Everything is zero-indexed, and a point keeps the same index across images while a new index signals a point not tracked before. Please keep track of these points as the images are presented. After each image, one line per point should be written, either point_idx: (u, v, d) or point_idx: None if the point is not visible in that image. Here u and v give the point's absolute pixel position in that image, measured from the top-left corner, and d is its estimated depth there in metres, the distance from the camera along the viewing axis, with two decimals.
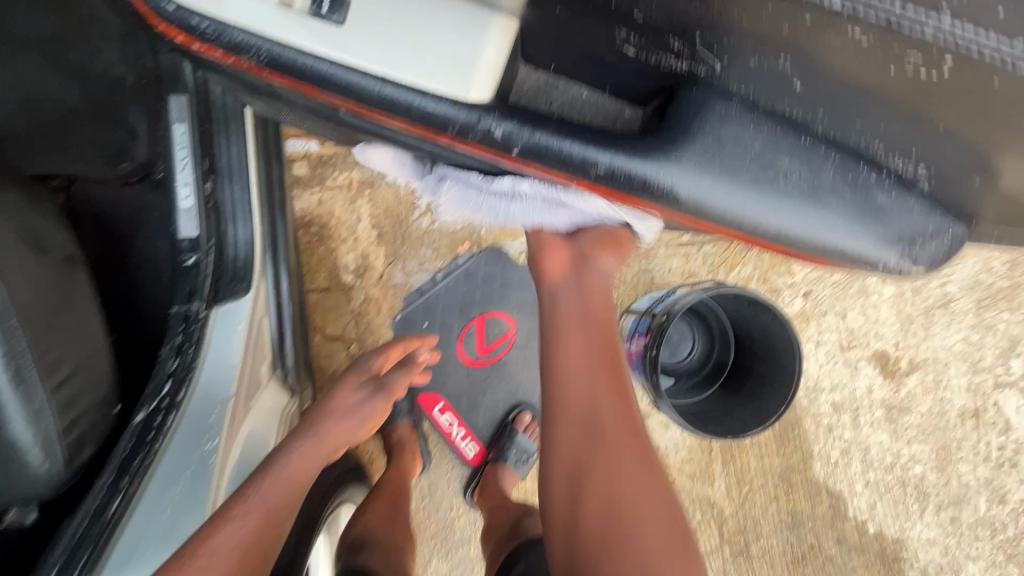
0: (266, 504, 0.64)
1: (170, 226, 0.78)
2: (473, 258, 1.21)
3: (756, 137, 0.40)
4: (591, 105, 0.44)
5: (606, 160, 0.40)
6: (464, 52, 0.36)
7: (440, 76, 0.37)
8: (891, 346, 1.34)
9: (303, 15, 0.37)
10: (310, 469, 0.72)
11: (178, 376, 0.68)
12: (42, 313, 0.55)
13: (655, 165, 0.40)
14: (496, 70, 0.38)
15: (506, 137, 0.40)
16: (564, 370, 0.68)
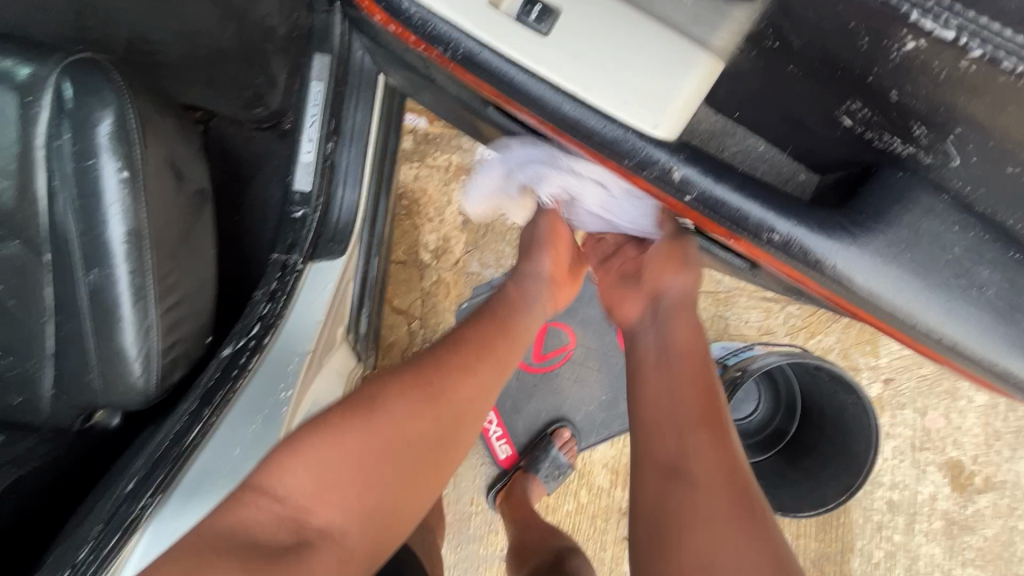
0: (395, 433, 0.54)
1: (287, 175, 0.81)
2: None
3: (958, 245, 0.32)
4: (764, 161, 0.41)
5: (789, 228, 0.33)
6: (663, 88, 0.33)
7: (631, 104, 0.33)
8: (969, 458, 1.23)
9: (506, 16, 0.34)
10: (467, 384, 0.60)
11: (267, 321, 0.71)
12: (171, 239, 0.59)
13: (839, 246, 0.32)
14: (688, 110, 0.33)
15: (683, 182, 0.34)
16: (654, 399, 0.56)
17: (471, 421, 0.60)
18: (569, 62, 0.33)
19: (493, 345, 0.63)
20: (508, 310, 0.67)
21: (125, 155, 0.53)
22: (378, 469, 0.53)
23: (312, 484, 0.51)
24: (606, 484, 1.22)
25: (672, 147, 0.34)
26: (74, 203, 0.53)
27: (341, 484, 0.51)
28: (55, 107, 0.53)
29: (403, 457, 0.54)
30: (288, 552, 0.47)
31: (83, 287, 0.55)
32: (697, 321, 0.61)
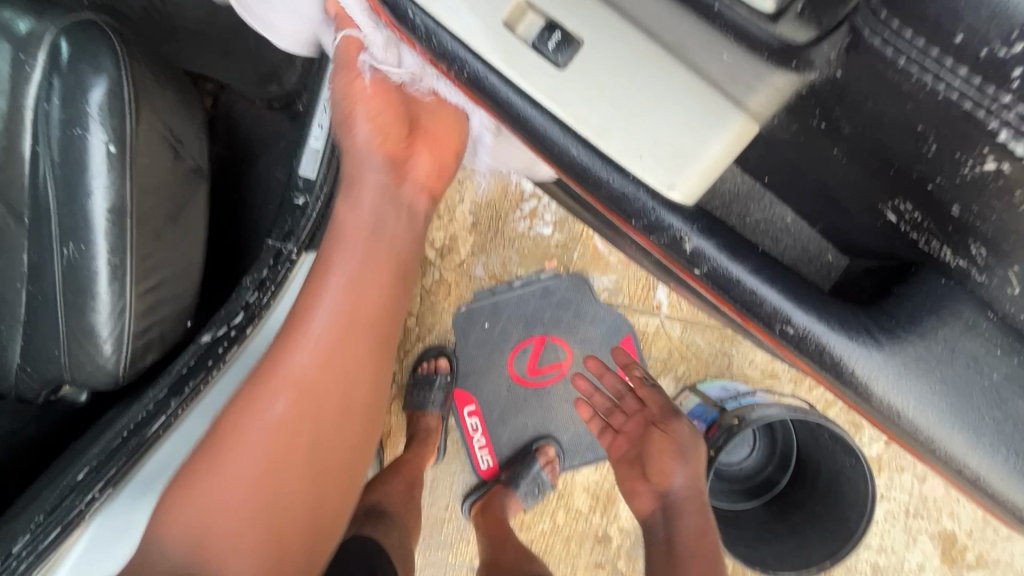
0: (290, 414, 0.54)
1: (293, 158, 0.78)
2: (556, 278, 1.17)
3: (995, 370, 0.28)
4: (791, 235, 0.36)
5: (806, 321, 0.29)
6: (689, 144, 0.29)
7: (643, 157, 0.29)
8: (964, 532, 1.18)
9: (524, 39, 0.30)
10: (356, 345, 0.57)
11: (251, 311, 0.68)
12: (158, 217, 0.56)
13: (862, 351, 0.28)
14: (709, 178, 0.30)
15: (695, 254, 0.29)
16: (672, 529, 0.85)
17: (370, 385, 0.59)
18: (583, 101, 0.30)
19: (368, 287, 0.57)
20: (364, 241, 0.57)
21: (116, 124, 0.51)
22: (278, 458, 0.53)
23: (213, 488, 0.52)
24: (585, 508, 1.20)
25: (689, 214, 0.30)
26: (57, 170, 0.50)
27: (241, 479, 0.52)
28: (49, 66, 0.50)
29: (300, 439, 0.55)
30: (208, 565, 0.51)
31: (59, 257, 0.52)
32: (696, 483, 0.85)
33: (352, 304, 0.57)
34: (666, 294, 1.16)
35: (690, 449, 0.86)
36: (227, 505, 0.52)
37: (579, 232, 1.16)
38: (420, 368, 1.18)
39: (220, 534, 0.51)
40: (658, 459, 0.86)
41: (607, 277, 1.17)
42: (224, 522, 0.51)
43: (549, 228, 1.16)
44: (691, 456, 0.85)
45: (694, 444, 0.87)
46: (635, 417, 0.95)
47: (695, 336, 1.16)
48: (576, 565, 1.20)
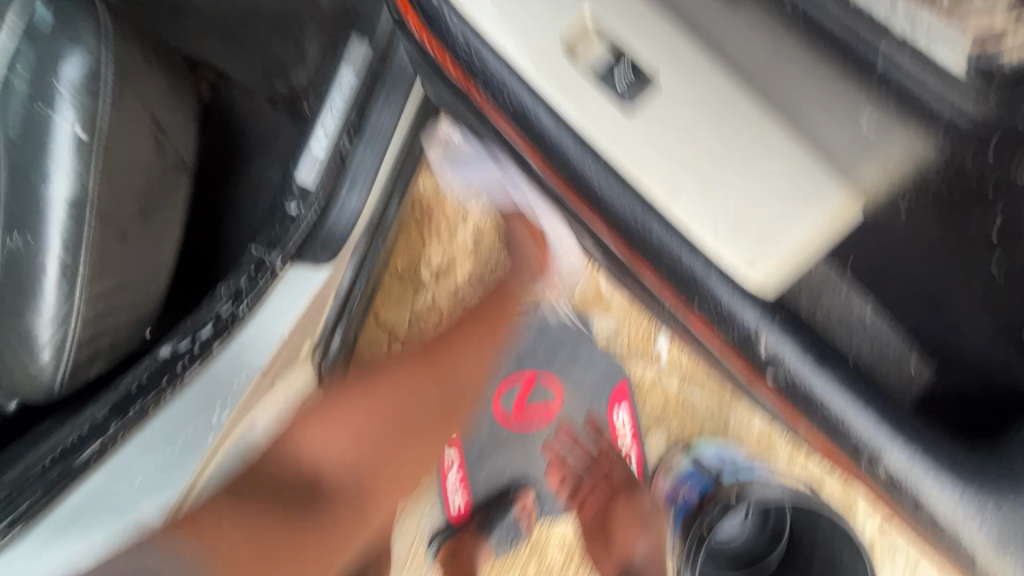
0: (371, 400, 0.59)
1: (290, 163, 0.72)
2: (555, 316, 1.10)
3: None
4: (867, 332, 0.42)
5: (900, 456, 0.38)
6: (782, 235, 0.39)
7: (734, 239, 0.39)
8: None
9: (603, 91, 0.40)
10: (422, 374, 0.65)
11: (221, 324, 0.61)
12: (125, 212, 0.49)
13: (914, 465, 0.38)
14: (795, 263, 0.39)
15: (771, 354, 0.41)
16: None
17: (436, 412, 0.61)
18: (665, 162, 0.40)
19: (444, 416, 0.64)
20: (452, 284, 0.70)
21: (89, 103, 0.45)
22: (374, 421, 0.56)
23: (320, 444, 0.53)
24: (560, 564, 1.11)
25: (767, 304, 0.40)
26: (14, 147, 0.44)
27: (346, 448, 0.53)
28: (25, 34, 0.45)
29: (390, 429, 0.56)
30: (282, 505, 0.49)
31: (1, 247, 0.45)
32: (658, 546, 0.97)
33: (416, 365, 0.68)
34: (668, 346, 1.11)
35: (651, 521, 0.99)
36: (325, 474, 0.52)
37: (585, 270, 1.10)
38: None
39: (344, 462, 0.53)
40: (623, 527, 0.97)
41: (608, 320, 1.11)
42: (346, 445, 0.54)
43: None
44: (650, 528, 0.97)
45: (652, 515, 0.99)
46: (600, 486, 1.05)
47: (693, 392, 1.10)
48: None
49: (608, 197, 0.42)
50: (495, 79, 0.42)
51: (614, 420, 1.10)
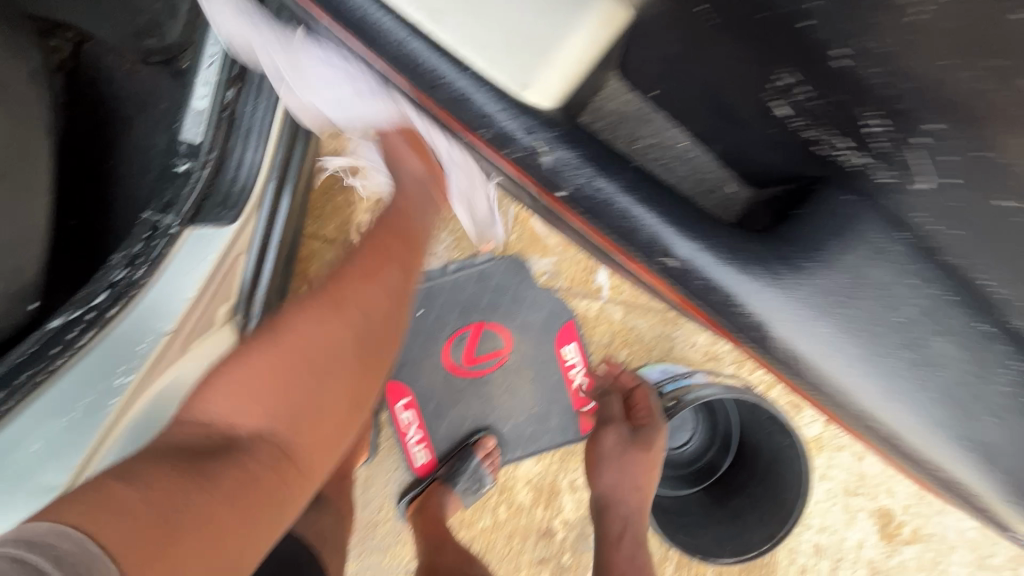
0: (282, 354, 0.55)
1: (174, 122, 0.69)
2: (492, 261, 1.11)
3: (1005, 373, 0.28)
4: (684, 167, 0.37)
5: (687, 251, 0.28)
6: (543, 40, 0.29)
7: (494, 49, 0.29)
8: (899, 507, 1.20)
9: None
10: (375, 369, 0.62)
11: (118, 290, 0.58)
12: None
13: (759, 286, 0.27)
14: (568, 77, 0.29)
15: (552, 168, 0.29)
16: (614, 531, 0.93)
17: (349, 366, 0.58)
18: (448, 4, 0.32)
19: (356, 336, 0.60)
20: (396, 232, 0.73)
21: None
22: (297, 393, 0.54)
23: (215, 408, 0.52)
24: (527, 502, 1.15)
25: (548, 118, 0.29)
26: None
27: (247, 409, 0.52)
28: None
29: (306, 384, 0.55)
30: (200, 455, 0.48)
31: None
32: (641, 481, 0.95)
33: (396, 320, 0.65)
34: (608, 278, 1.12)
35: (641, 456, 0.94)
36: (224, 414, 0.51)
37: (517, 213, 1.10)
38: None
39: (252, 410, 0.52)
40: (614, 462, 0.94)
41: (546, 260, 1.11)
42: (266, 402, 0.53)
43: None
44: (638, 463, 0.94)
45: (636, 452, 0.95)
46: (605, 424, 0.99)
47: (637, 320, 1.13)
48: (519, 562, 1.15)
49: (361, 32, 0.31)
50: None
51: (564, 357, 1.12)
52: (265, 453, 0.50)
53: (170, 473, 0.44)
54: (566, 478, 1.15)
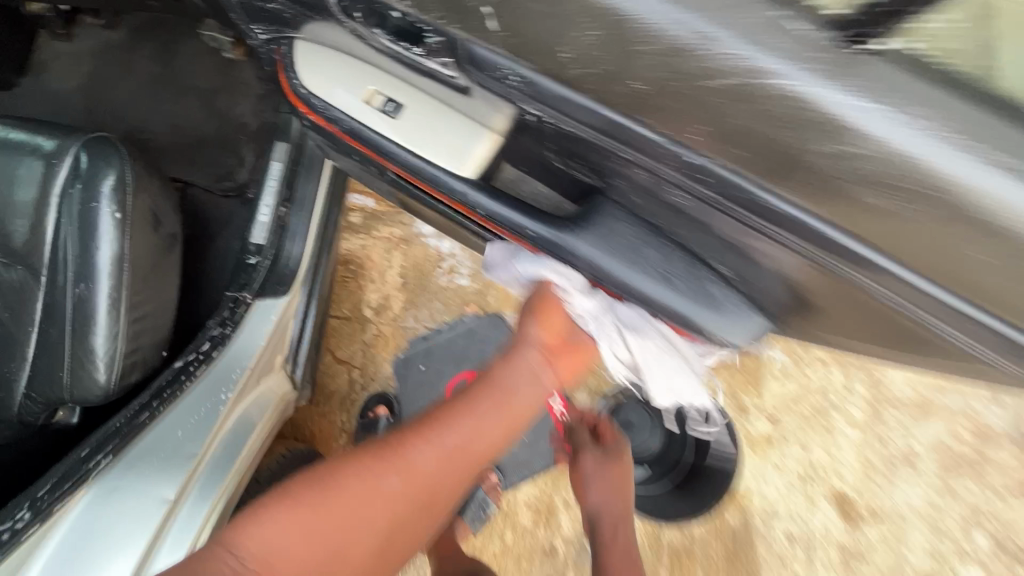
0: (342, 503, 0.59)
1: (245, 232, 1.01)
2: (477, 319, 1.38)
3: (716, 278, 0.54)
4: (546, 197, 0.63)
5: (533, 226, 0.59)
6: (463, 148, 0.58)
7: (440, 156, 0.59)
8: (852, 489, 1.38)
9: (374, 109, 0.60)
10: (434, 500, 0.65)
11: (217, 341, 0.86)
12: (146, 267, 0.76)
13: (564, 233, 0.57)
14: (481, 161, 0.59)
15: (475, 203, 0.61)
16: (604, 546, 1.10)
17: (405, 505, 0.63)
18: (408, 133, 0.59)
19: (433, 473, 0.65)
20: (496, 400, 0.71)
21: (121, 202, 0.72)
22: (341, 527, 0.58)
23: (266, 533, 0.55)
24: (529, 524, 1.32)
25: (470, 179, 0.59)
26: (76, 234, 0.71)
27: (294, 550, 0.55)
28: (71, 174, 0.73)
29: (353, 531, 0.59)
30: None
31: (70, 298, 0.72)
32: (618, 487, 1.14)
33: (477, 444, 0.68)
34: None
35: (608, 459, 1.15)
36: (272, 557, 0.54)
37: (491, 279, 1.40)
38: (367, 415, 1.33)
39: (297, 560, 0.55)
40: (592, 478, 1.15)
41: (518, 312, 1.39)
42: (311, 550, 0.56)
43: (467, 278, 1.40)
44: (607, 470, 1.14)
45: (605, 461, 1.15)
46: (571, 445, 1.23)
47: None
48: None
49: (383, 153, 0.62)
50: (322, 105, 0.63)
51: None
52: None
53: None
54: (560, 497, 1.33)
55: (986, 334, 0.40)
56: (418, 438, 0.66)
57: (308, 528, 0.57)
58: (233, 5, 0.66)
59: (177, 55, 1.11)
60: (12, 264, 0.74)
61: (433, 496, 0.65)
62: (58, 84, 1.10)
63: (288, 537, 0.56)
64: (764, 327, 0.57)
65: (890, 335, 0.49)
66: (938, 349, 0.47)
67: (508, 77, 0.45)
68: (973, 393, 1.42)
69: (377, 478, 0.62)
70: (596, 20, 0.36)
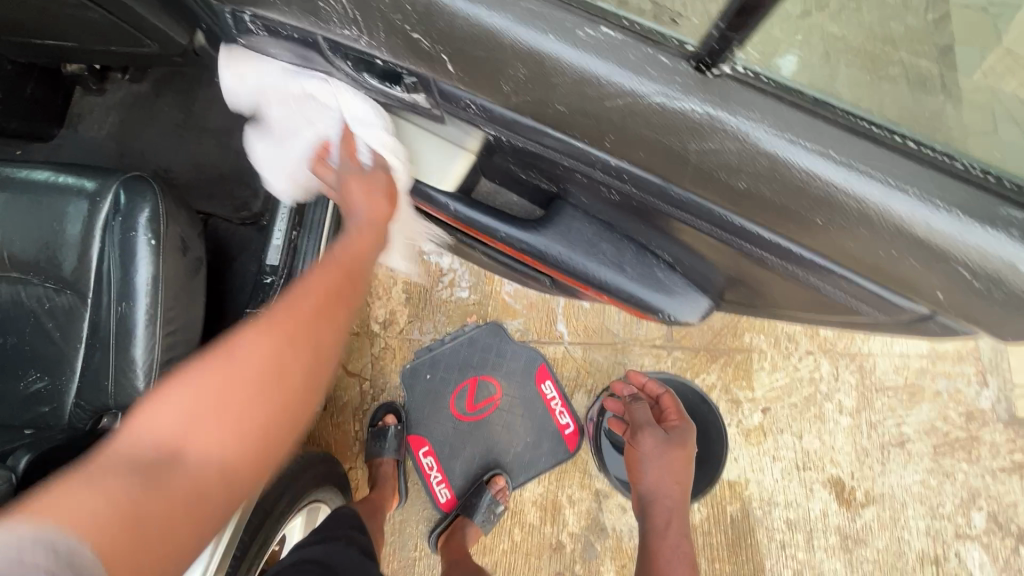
0: (222, 366, 0.56)
1: (261, 255, 1.12)
2: (478, 327, 1.47)
3: (659, 261, 0.72)
4: (519, 207, 0.80)
5: (506, 230, 0.75)
6: None
7: None
8: (847, 475, 1.43)
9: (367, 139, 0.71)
10: (319, 334, 0.61)
11: None
12: (177, 288, 0.86)
13: (528, 234, 0.74)
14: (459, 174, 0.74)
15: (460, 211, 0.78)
16: (658, 519, 1.17)
17: (298, 346, 0.59)
18: None
19: (321, 320, 0.62)
20: (337, 264, 0.68)
21: (155, 231, 0.83)
22: (232, 383, 0.55)
23: (160, 416, 0.53)
24: (536, 521, 1.38)
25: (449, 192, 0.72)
26: (117, 261, 0.82)
27: (186, 417, 0.53)
28: (111, 209, 0.84)
29: (247, 384, 0.56)
30: (142, 483, 0.49)
31: (113, 316, 0.82)
32: (679, 470, 1.19)
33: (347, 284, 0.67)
34: (565, 325, 1.47)
35: (672, 441, 1.21)
36: (159, 438, 0.52)
37: (489, 290, 1.49)
38: (378, 423, 1.41)
39: (195, 428, 0.53)
40: (650, 458, 1.20)
41: (516, 320, 1.48)
42: (208, 411, 0.54)
43: (467, 290, 1.49)
44: (671, 450, 1.20)
45: (667, 442, 1.21)
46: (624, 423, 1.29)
47: (594, 354, 1.46)
48: None
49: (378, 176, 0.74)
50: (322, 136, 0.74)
51: (543, 392, 1.44)
52: (218, 461, 0.53)
53: (134, 496, 0.48)
54: (564, 494, 1.39)
55: (818, 268, 0.60)
56: (292, 302, 0.62)
57: (200, 393, 0.54)
58: (247, 60, 0.77)
59: (195, 101, 1.24)
60: (62, 290, 0.85)
61: (309, 338, 0.60)
62: (90, 134, 1.23)
63: (175, 412, 0.53)
64: (702, 303, 0.75)
65: (784, 290, 0.69)
66: (817, 294, 0.65)
67: (469, 106, 0.62)
68: (959, 375, 1.47)
69: (256, 334, 0.58)
70: (525, 61, 0.52)
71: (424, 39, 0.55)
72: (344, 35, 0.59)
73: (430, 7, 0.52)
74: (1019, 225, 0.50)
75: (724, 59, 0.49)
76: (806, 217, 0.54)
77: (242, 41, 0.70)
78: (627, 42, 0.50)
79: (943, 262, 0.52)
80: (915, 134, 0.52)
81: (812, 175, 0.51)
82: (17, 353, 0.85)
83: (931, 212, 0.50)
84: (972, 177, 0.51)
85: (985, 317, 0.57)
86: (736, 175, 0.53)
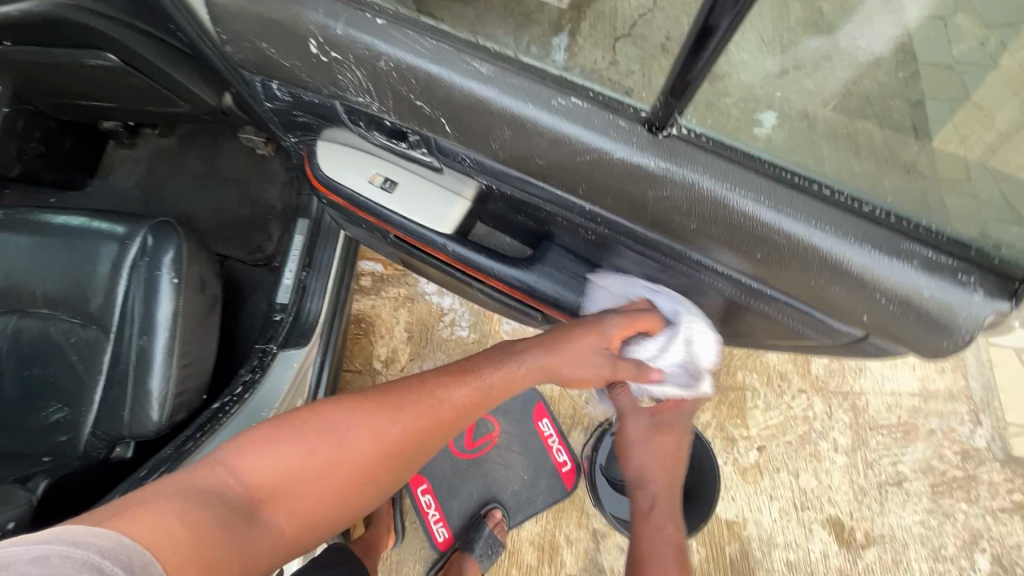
0: (337, 445, 0.71)
1: (272, 294, 1.19)
2: None
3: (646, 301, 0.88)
4: (510, 246, 0.88)
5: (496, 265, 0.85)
6: (444, 213, 0.79)
7: (427, 219, 0.80)
8: (846, 514, 1.42)
9: (376, 187, 0.80)
10: (408, 449, 0.76)
11: (247, 385, 1.02)
12: (193, 324, 0.92)
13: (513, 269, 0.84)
14: (457, 219, 0.80)
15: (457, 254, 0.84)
16: (646, 509, 1.06)
17: (389, 453, 0.74)
18: (402, 203, 0.80)
19: (416, 439, 0.76)
20: (477, 390, 0.81)
21: (178, 270, 0.91)
22: (333, 461, 0.70)
23: (274, 457, 0.67)
24: (534, 561, 1.38)
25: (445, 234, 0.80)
26: (142, 297, 0.89)
27: (290, 468, 0.68)
28: (139, 251, 0.91)
29: (340, 469, 0.71)
30: (241, 510, 0.62)
31: (133, 349, 0.88)
32: (672, 456, 1.07)
33: (458, 410, 0.80)
34: None
35: (664, 423, 1.06)
36: (259, 479, 0.65)
37: (489, 329, 1.55)
38: None
39: (290, 480, 0.67)
40: (636, 444, 1.07)
41: None
42: (306, 473, 0.68)
43: (467, 329, 1.55)
44: (660, 432, 1.06)
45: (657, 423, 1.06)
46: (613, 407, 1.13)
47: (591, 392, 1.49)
48: None
49: (387, 220, 0.83)
50: (337, 186, 0.83)
51: (541, 429, 1.46)
52: (288, 520, 0.67)
53: (229, 521, 0.60)
54: (562, 533, 1.40)
55: (766, 293, 0.69)
56: (410, 406, 0.76)
57: (309, 456, 0.69)
58: (270, 121, 0.87)
59: (217, 153, 1.34)
60: (87, 325, 0.91)
61: (403, 455, 0.76)
62: (119, 183, 1.34)
63: (286, 458, 0.68)
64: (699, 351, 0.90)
65: (747, 314, 0.78)
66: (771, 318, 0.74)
67: (463, 159, 0.71)
68: (952, 413, 1.49)
69: (373, 425, 0.74)
70: (509, 123, 0.61)
71: (425, 105, 0.64)
72: (358, 101, 0.68)
73: (430, 81, 0.61)
74: (919, 257, 0.58)
75: (671, 121, 0.58)
76: (749, 251, 0.63)
77: (269, 104, 0.80)
78: (591, 108, 0.59)
79: (861, 287, 0.60)
80: (834, 183, 0.60)
81: (750, 216, 0.59)
82: (40, 384, 0.90)
83: (844, 247, 0.58)
84: (880, 218, 0.59)
85: (906, 337, 0.65)
86: (686, 217, 0.62)
